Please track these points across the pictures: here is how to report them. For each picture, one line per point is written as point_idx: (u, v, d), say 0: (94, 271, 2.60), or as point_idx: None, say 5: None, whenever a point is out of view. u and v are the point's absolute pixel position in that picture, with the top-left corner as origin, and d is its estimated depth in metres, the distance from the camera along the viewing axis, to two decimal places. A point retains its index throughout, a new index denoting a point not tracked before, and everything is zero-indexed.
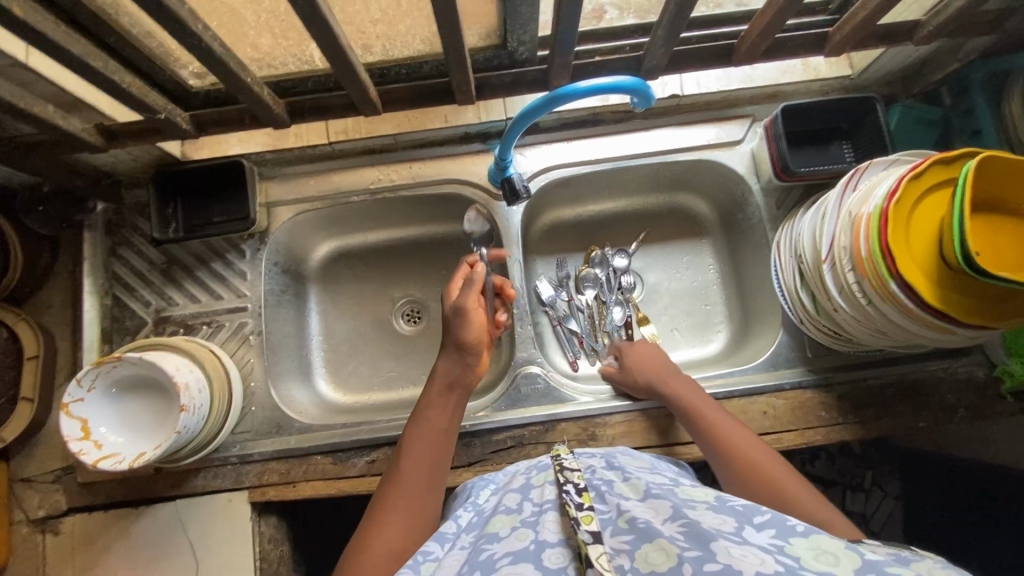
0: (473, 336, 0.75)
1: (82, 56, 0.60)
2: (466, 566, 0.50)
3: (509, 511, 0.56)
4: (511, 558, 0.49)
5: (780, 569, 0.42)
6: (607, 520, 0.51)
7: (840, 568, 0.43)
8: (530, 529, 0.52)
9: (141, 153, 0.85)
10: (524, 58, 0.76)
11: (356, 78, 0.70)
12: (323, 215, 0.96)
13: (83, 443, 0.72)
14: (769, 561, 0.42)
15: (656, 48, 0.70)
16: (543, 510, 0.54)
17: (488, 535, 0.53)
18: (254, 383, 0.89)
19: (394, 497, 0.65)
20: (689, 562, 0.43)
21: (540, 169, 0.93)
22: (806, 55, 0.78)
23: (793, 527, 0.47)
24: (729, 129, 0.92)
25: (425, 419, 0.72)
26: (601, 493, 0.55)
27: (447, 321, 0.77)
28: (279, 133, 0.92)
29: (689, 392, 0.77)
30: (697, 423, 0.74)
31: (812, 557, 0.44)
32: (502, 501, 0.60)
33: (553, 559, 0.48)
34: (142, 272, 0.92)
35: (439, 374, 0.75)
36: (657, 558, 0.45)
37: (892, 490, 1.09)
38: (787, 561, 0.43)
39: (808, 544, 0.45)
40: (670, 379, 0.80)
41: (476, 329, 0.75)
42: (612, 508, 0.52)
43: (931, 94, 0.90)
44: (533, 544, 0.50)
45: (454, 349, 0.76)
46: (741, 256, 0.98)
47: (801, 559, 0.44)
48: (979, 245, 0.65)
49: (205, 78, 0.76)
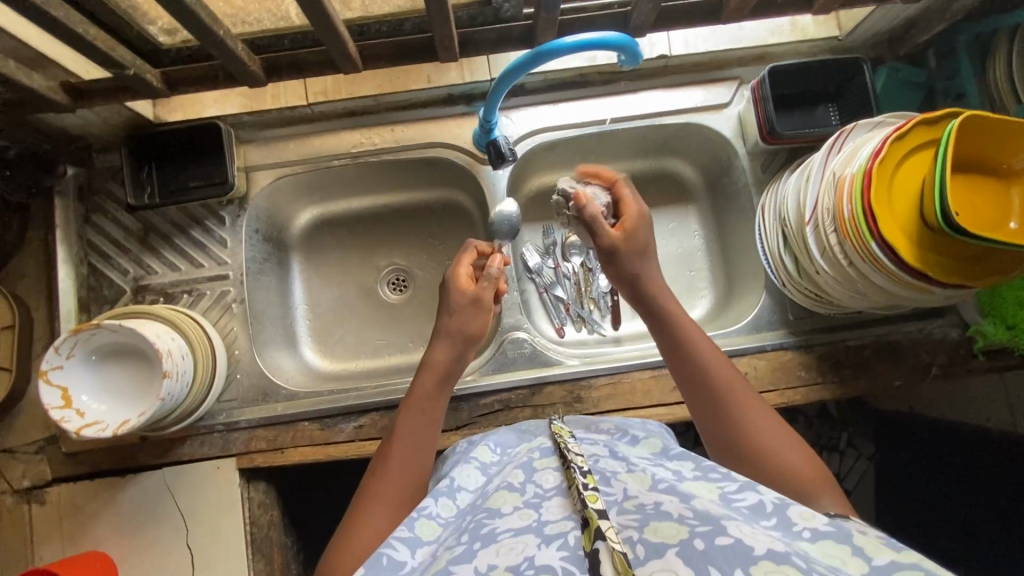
0: (479, 332, 0.74)
1: (42, 6, 0.57)
2: (467, 537, 0.51)
3: (512, 488, 0.56)
4: (513, 534, 0.49)
5: (791, 549, 0.43)
6: (613, 501, 0.51)
7: (849, 565, 0.44)
8: (532, 509, 0.52)
9: (111, 114, 0.81)
10: (509, 15, 0.74)
11: (335, 34, 0.67)
12: (305, 179, 0.93)
13: (64, 411, 0.71)
14: (779, 541, 0.43)
15: (643, 2, 0.68)
16: (547, 494, 0.53)
17: (489, 510, 0.53)
18: (238, 351, 0.88)
19: (379, 489, 0.62)
20: (700, 536, 0.43)
21: (526, 132, 0.91)
22: (795, 14, 0.77)
23: (799, 532, 0.47)
24: (717, 92, 0.91)
25: (417, 410, 0.69)
26: (606, 476, 0.55)
27: (452, 305, 0.74)
28: (254, 93, 0.89)
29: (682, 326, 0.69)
30: (691, 367, 0.66)
31: (823, 552, 0.45)
32: (504, 478, 0.59)
33: (554, 528, 0.49)
34: (118, 240, 0.89)
35: (436, 364, 0.71)
36: (667, 531, 0.45)
37: (867, 450, 1.13)
38: (798, 549, 0.44)
39: (817, 547, 0.46)
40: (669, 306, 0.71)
41: (481, 323, 0.74)
42: (618, 491, 0.52)
43: (917, 56, 0.89)
44: (536, 522, 0.50)
45: (457, 339, 0.72)
46: (727, 221, 0.98)
47: (811, 554, 0.45)
48: (959, 205, 0.65)
49: (176, 34, 0.73)
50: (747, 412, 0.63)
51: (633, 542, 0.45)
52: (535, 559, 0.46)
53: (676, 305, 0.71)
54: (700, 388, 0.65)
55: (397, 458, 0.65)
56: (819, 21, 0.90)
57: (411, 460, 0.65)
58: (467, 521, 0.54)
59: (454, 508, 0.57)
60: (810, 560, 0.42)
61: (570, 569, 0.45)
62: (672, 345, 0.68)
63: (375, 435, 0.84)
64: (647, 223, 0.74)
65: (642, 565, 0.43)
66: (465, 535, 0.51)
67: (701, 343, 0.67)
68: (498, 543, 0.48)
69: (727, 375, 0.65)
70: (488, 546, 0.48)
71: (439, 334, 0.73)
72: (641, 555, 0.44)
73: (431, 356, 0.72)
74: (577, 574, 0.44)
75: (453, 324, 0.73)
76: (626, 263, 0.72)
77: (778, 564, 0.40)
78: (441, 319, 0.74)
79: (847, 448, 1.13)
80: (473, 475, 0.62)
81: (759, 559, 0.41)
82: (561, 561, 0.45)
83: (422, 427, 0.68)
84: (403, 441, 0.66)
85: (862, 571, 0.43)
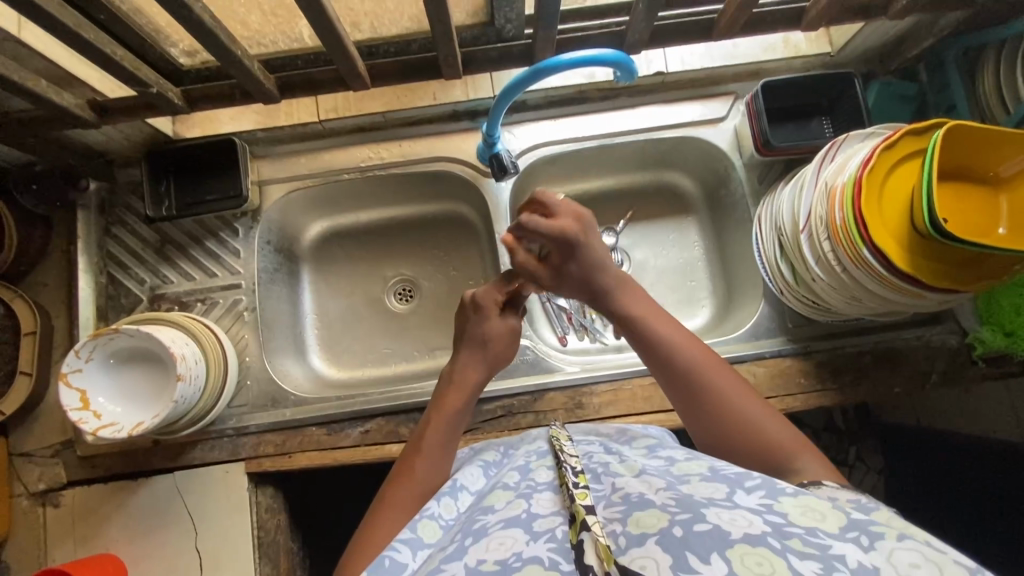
0: (505, 356, 0.77)
1: (74, 28, 0.61)
2: (460, 533, 0.52)
3: (507, 487, 0.58)
4: (503, 524, 0.50)
5: (767, 529, 0.43)
6: (601, 496, 0.51)
7: (825, 524, 0.44)
8: (524, 500, 0.53)
9: (133, 131, 0.86)
10: (511, 36, 0.78)
11: (346, 53, 0.71)
12: (315, 193, 0.97)
13: (82, 413, 0.74)
14: (757, 522, 0.43)
15: (637, 22, 0.72)
16: (539, 487, 0.55)
17: (484, 506, 0.55)
18: (249, 358, 0.91)
19: (394, 499, 0.63)
20: (679, 524, 0.43)
21: (528, 146, 0.95)
22: (784, 31, 0.80)
23: (782, 490, 0.49)
24: (713, 106, 0.94)
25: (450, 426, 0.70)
26: (597, 473, 0.56)
27: (482, 324, 0.76)
28: (270, 111, 0.92)
29: (637, 310, 0.70)
30: (656, 351, 0.67)
31: (799, 513, 0.45)
32: (500, 479, 0.61)
33: (542, 524, 0.49)
34: (136, 251, 0.93)
35: (469, 383, 0.73)
36: (648, 521, 0.45)
37: (875, 464, 1.14)
38: (774, 519, 0.44)
39: (796, 503, 0.47)
40: (628, 294, 0.72)
41: (510, 349, 0.78)
42: (607, 486, 0.52)
43: (908, 71, 0.92)
44: (526, 514, 0.51)
45: (486, 361, 0.75)
46: (725, 232, 1.01)
47: (788, 515, 0.45)
48: (947, 212, 0.67)
49: (196, 56, 0.77)
50: (720, 388, 0.63)
51: (616, 535, 0.45)
52: (522, 553, 0.46)
53: (636, 293, 0.72)
54: (669, 370, 0.66)
55: (420, 469, 0.66)
56: (811, 39, 0.93)
57: (433, 469, 0.66)
58: (463, 520, 0.56)
59: (455, 509, 0.59)
60: (783, 531, 0.42)
61: (556, 559, 0.45)
62: (635, 332, 0.69)
63: (380, 440, 0.86)
64: (571, 246, 0.71)
65: (625, 553, 0.43)
66: (458, 533, 0.53)
67: (666, 330, 0.68)
68: (487, 537, 0.49)
69: (701, 357, 0.66)
70: (478, 542, 0.49)
71: (471, 355, 0.75)
72: (624, 545, 0.44)
73: (466, 376, 0.74)
74: (562, 563, 0.45)
75: (489, 349, 0.76)
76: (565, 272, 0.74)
77: (753, 546, 0.41)
78: (473, 338, 0.75)
79: (856, 462, 1.13)
80: (475, 475, 0.63)
81: (736, 543, 0.41)
82: (548, 551, 0.46)
83: (449, 441, 0.69)
84: (430, 453, 0.67)
85: (837, 528, 0.44)
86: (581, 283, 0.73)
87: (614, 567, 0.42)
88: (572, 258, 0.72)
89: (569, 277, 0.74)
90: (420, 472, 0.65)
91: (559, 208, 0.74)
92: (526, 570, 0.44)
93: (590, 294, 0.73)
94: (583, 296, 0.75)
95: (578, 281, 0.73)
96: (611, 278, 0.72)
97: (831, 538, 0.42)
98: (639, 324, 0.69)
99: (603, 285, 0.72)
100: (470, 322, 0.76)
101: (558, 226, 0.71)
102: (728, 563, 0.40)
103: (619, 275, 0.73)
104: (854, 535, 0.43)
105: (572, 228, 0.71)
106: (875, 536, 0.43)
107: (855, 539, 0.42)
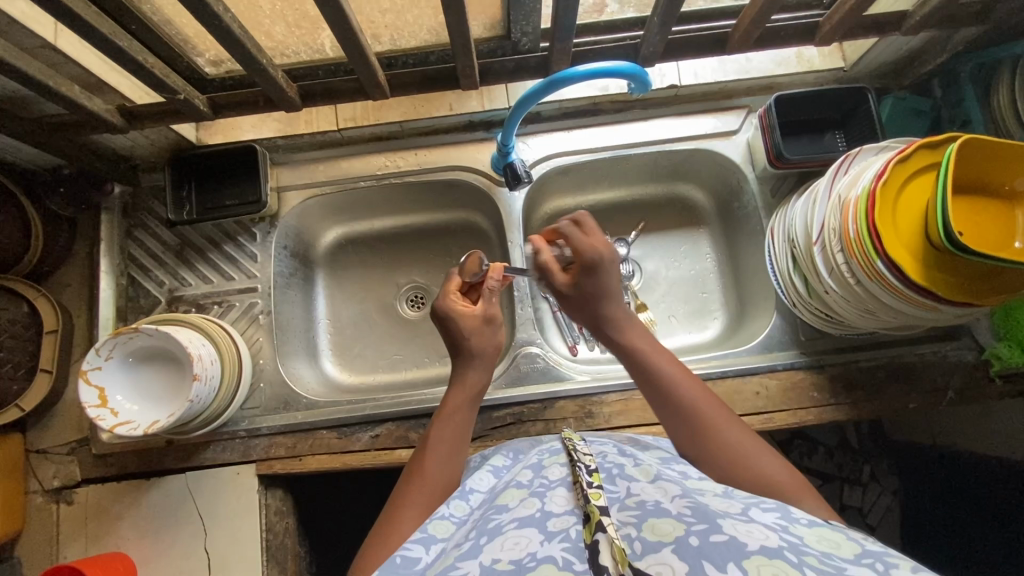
0: (500, 348, 0.73)
1: (108, 35, 0.63)
2: (476, 531, 0.51)
3: (520, 485, 0.58)
4: (517, 523, 0.50)
5: (784, 544, 0.42)
6: (615, 498, 0.52)
7: (841, 551, 0.43)
8: (538, 499, 0.53)
9: (158, 137, 0.88)
10: (527, 48, 0.79)
11: (367, 63, 0.73)
12: (331, 200, 0.99)
13: (100, 410, 0.75)
14: (773, 537, 0.43)
15: (652, 35, 0.73)
16: (552, 485, 0.55)
17: (497, 505, 0.55)
18: (263, 360, 0.92)
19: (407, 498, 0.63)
20: (695, 534, 0.43)
21: (541, 157, 0.96)
22: (797, 46, 0.81)
23: (796, 518, 0.48)
24: (727, 119, 0.95)
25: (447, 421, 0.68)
26: (612, 475, 0.56)
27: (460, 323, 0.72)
28: (290, 119, 0.95)
29: (632, 341, 0.69)
30: (656, 382, 0.65)
31: (814, 540, 0.45)
32: (514, 477, 0.61)
33: (557, 524, 0.49)
34: (156, 254, 0.95)
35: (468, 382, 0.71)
36: (664, 529, 0.45)
37: (890, 485, 1.12)
38: (790, 538, 0.44)
39: (811, 532, 0.46)
40: (628, 328, 0.70)
41: (495, 337, 0.73)
42: (622, 489, 0.53)
43: (922, 86, 0.93)
44: (540, 513, 0.51)
45: (478, 358, 0.71)
46: (738, 245, 1.01)
47: (804, 539, 0.45)
48: (963, 226, 0.67)
49: (221, 65, 0.80)
50: (717, 424, 0.61)
51: (630, 540, 0.45)
52: (536, 553, 0.46)
53: (636, 327, 0.70)
54: (668, 401, 0.64)
55: (430, 467, 0.65)
56: (824, 54, 0.94)
57: (442, 469, 0.65)
58: (478, 517, 0.56)
59: (466, 509, 0.59)
60: (800, 549, 0.42)
61: (570, 559, 0.44)
62: (633, 361, 0.68)
63: (390, 445, 0.87)
64: (595, 269, 0.69)
65: (641, 558, 0.43)
66: (473, 532, 0.52)
67: (665, 363, 0.66)
68: (502, 536, 0.48)
69: (699, 390, 0.64)
70: (493, 541, 0.48)
71: (462, 357, 0.72)
72: (638, 550, 0.43)
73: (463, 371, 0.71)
74: (575, 563, 0.44)
75: (475, 344, 0.71)
76: (582, 287, 0.70)
77: (769, 558, 0.40)
78: (456, 348, 0.72)
79: (869, 481, 1.12)
80: (486, 478, 0.64)
81: (752, 554, 0.40)
82: (562, 552, 0.45)
83: (457, 438, 0.68)
84: (440, 447, 0.67)
85: (853, 554, 0.43)
86: (587, 303, 0.70)
87: (628, 569, 0.41)
88: (592, 280, 0.70)
89: (583, 293, 0.70)
90: (430, 469, 0.65)
91: (591, 234, 0.72)
92: (540, 569, 0.43)
93: (595, 319, 0.70)
94: (586, 322, 0.72)
95: (590, 300, 0.70)
96: (618, 309, 0.70)
97: (847, 563, 0.41)
98: (638, 356, 0.67)
99: (609, 322, 0.70)
100: (453, 323, 0.72)
101: (589, 246, 0.70)
102: (744, 571, 0.39)
103: (626, 305, 0.71)
104: (870, 561, 0.41)
105: (602, 252, 0.70)
106: (891, 564, 0.41)
107: (870, 564, 0.41)
